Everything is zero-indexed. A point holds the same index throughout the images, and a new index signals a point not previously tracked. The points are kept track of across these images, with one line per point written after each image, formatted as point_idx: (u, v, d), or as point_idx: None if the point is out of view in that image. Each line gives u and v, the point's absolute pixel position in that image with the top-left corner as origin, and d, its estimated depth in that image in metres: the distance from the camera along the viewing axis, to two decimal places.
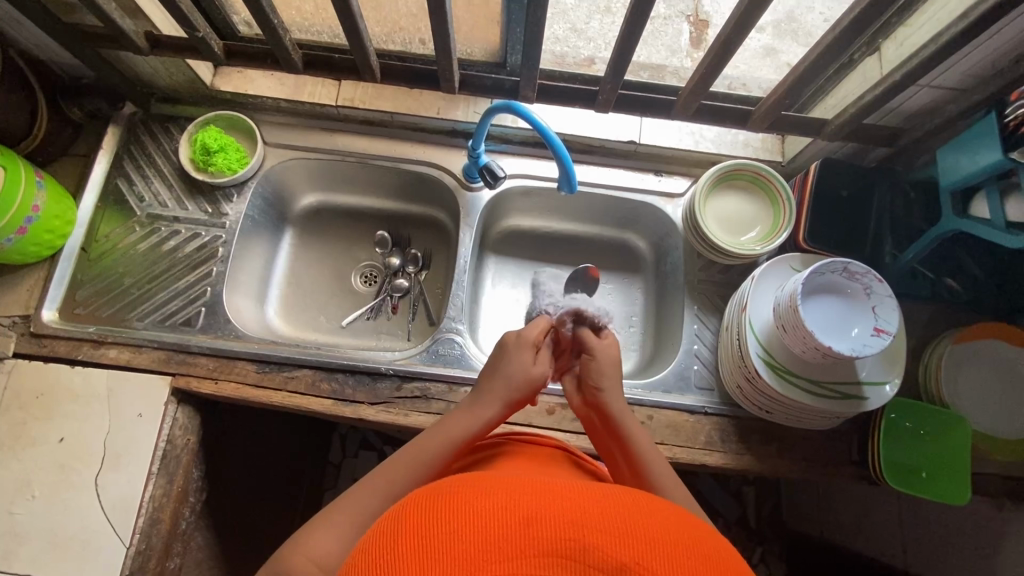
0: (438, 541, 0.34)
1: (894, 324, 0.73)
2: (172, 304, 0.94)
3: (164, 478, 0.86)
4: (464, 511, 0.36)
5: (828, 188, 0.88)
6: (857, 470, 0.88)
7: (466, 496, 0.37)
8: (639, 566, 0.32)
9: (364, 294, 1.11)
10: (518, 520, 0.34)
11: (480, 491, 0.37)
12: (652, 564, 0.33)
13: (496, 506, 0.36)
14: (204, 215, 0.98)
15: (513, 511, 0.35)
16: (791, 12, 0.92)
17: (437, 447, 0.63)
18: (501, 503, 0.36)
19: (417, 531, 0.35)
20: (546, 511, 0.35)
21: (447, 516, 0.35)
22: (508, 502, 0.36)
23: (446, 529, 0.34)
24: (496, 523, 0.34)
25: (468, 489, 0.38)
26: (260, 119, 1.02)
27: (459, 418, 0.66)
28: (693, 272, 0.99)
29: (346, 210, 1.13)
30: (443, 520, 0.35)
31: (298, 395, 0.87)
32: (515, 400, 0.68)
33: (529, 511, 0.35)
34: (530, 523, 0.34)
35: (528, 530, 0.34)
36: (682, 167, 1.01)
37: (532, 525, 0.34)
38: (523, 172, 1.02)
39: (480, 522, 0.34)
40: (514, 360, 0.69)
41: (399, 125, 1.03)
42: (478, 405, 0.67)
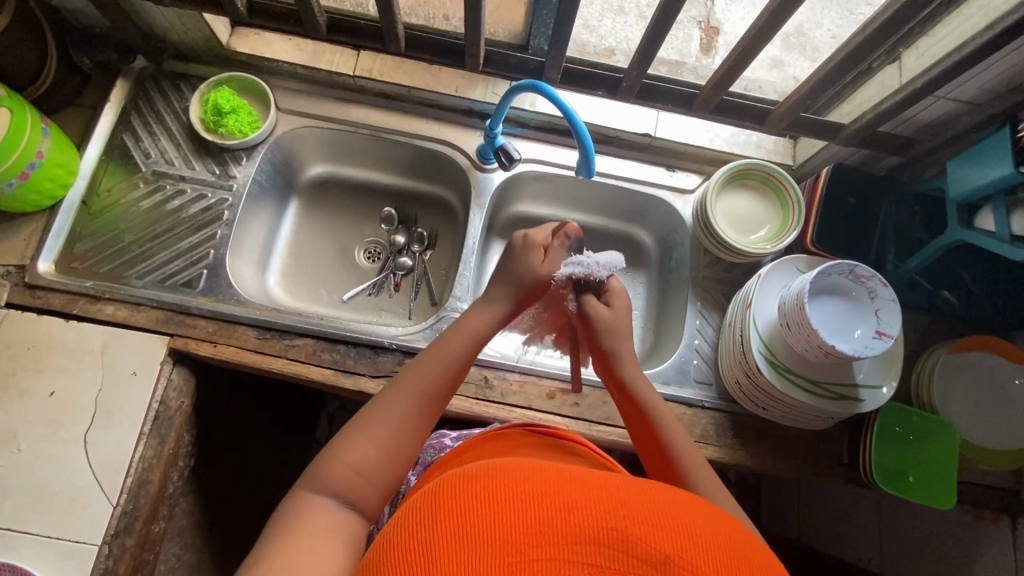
0: (486, 519, 0.38)
1: (896, 328, 0.75)
2: (174, 264, 0.92)
3: (156, 439, 0.84)
4: (508, 494, 0.39)
5: (837, 194, 0.90)
6: (846, 472, 0.90)
7: (508, 478, 0.41)
8: (675, 555, 0.36)
9: (367, 269, 1.10)
10: (560, 508, 0.38)
11: (523, 477, 0.41)
12: (687, 552, 0.37)
13: (538, 491, 0.39)
14: (211, 176, 0.97)
15: (554, 498, 0.39)
16: (801, 26, 0.91)
17: (458, 346, 0.66)
18: (541, 490, 0.40)
19: (467, 514, 0.38)
20: (586, 503, 0.39)
21: (492, 496, 0.39)
22: (548, 489, 0.40)
23: (493, 509, 0.38)
24: (539, 508, 0.38)
25: (511, 476, 0.41)
26: (274, 83, 1.01)
27: (476, 315, 0.70)
28: (698, 268, 1.00)
29: (354, 184, 1.12)
30: (487, 499, 0.39)
31: (298, 363, 0.86)
32: (524, 296, 0.72)
33: (569, 500, 0.39)
34: (570, 511, 0.38)
35: (571, 517, 0.37)
36: (695, 164, 1.02)
37: (574, 514, 0.38)
38: (537, 157, 1.02)
39: (524, 505, 0.38)
40: (521, 261, 0.72)
41: (415, 101, 1.01)
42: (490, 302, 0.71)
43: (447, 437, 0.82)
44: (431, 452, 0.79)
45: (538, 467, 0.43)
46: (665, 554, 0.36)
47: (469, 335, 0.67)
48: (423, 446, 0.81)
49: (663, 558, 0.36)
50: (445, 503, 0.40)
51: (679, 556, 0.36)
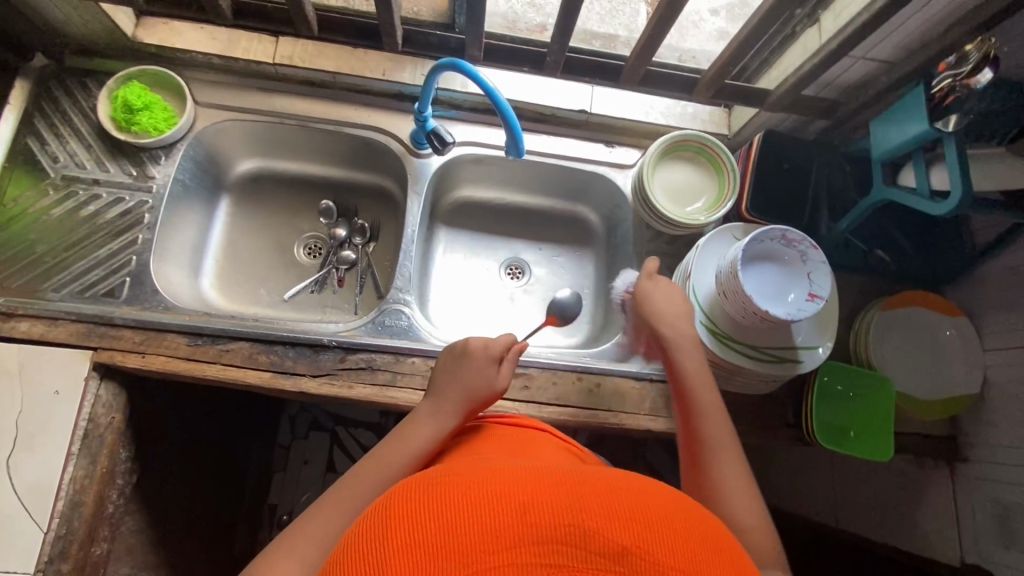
0: (438, 530, 0.36)
1: (827, 289, 0.76)
2: (93, 274, 0.87)
3: (87, 459, 0.80)
4: (462, 500, 0.38)
5: (770, 160, 0.90)
6: (792, 433, 0.92)
7: (461, 486, 0.39)
8: (635, 548, 0.35)
9: (308, 266, 1.07)
10: (515, 509, 0.36)
11: (477, 482, 0.39)
12: (647, 545, 0.36)
13: (491, 495, 0.38)
14: (128, 178, 0.91)
15: (508, 500, 0.37)
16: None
17: (399, 460, 0.65)
18: (496, 492, 0.38)
19: (415, 528, 0.36)
20: (541, 500, 0.37)
21: (443, 503, 0.38)
22: (502, 490, 0.38)
23: (443, 516, 0.37)
24: (492, 512, 0.36)
25: (465, 482, 0.39)
26: (190, 76, 0.95)
27: (420, 427, 0.68)
28: (641, 243, 1.00)
29: (288, 178, 1.08)
30: (439, 508, 0.37)
31: (234, 368, 0.83)
32: (469, 407, 0.70)
33: (524, 500, 0.37)
34: (526, 512, 0.36)
35: (526, 519, 0.36)
36: (634, 139, 1.01)
37: (530, 514, 0.36)
38: (473, 139, 1.00)
39: (481, 510, 0.37)
40: (473, 367, 0.73)
41: (343, 87, 0.97)
42: (441, 410, 0.69)
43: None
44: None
45: (490, 472, 0.41)
46: (621, 545, 0.35)
47: (410, 450, 0.65)
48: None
49: (620, 549, 0.35)
50: (393, 516, 0.38)
51: (638, 546, 0.35)
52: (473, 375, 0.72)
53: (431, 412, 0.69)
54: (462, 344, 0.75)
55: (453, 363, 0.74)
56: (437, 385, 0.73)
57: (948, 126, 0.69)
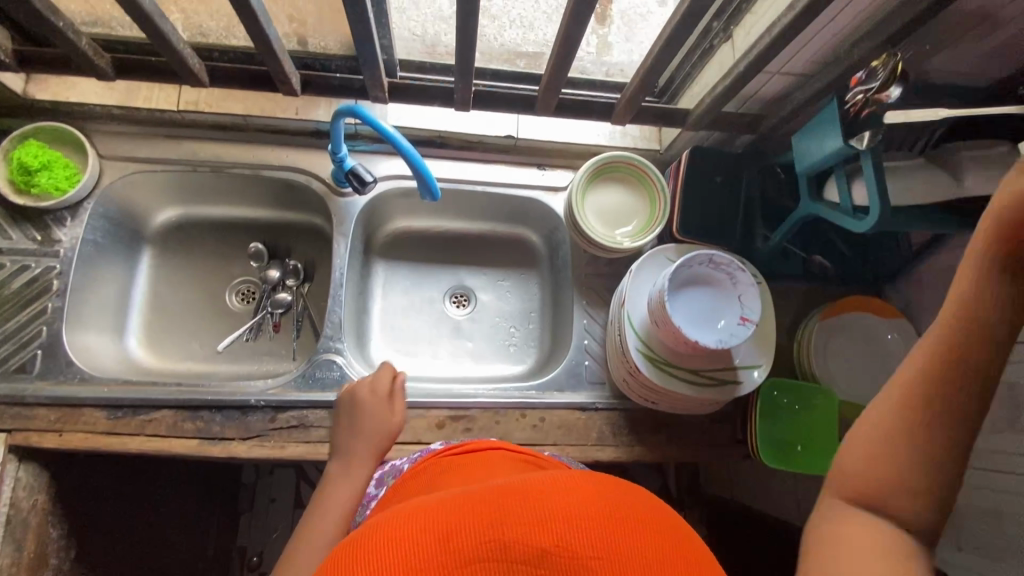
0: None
1: (757, 312, 0.74)
2: (2, 350, 0.82)
3: (10, 546, 0.78)
4: (389, 543, 0.38)
5: (700, 174, 0.88)
6: (743, 450, 0.91)
7: (387, 529, 0.40)
8: (557, 546, 0.36)
9: (242, 313, 1.03)
10: (436, 538, 0.37)
11: (400, 521, 0.40)
12: (568, 538, 0.37)
13: (414, 530, 0.38)
14: (32, 244, 0.86)
15: (432, 530, 0.38)
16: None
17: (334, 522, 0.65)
18: (418, 525, 0.39)
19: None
20: (461, 522, 0.38)
21: (370, 548, 0.38)
22: (424, 524, 0.39)
23: (368, 562, 0.37)
24: (416, 546, 0.37)
25: (389, 524, 0.40)
26: (92, 129, 0.90)
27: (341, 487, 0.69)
28: (580, 267, 0.97)
29: (214, 223, 1.04)
30: (367, 556, 0.38)
31: (158, 438, 0.80)
32: (383, 447, 0.74)
33: (446, 527, 0.38)
34: (448, 538, 0.37)
35: (448, 544, 0.37)
36: (565, 160, 0.98)
37: (450, 539, 0.37)
38: (398, 173, 0.97)
39: (405, 546, 0.37)
40: (369, 415, 0.77)
41: (255, 128, 0.93)
42: (354, 467, 0.72)
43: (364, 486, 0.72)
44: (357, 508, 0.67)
45: (420, 504, 0.43)
46: (542, 546, 0.36)
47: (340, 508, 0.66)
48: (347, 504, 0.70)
49: (540, 551, 0.36)
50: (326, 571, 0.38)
51: (558, 545, 0.36)
52: (375, 424, 0.75)
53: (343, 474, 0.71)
54: (354, 402, 0.78)
55: (350, 420, 0.76)
56: (342, 447, 0.74)
57: (862, 143, 0.67)
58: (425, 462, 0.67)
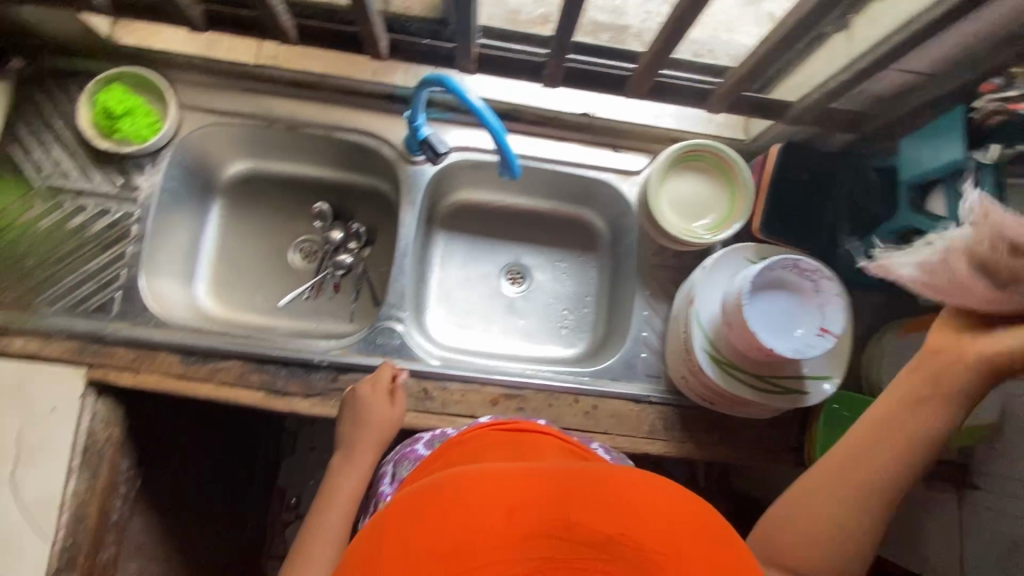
0: (435, 529, 0.40)
1: (839, 324, 0.72)
2: (84, 289, 0.86)
3: (87, 473, 0.82)
4: (462, 501, 0.41)
5: (789, 171, 0.83)
6: (795, 458, 0.90)
7: (461, 487, 0.43)
8: (620, 535, 0.39)
9: (303, 271, 1.05)
10: (505, 507, 0.40)
11: (466, 483, 0.43)
12: (631, 530, 0.39)
13: (486, 496, 0.41)
14: (113, 188, 0.88)
15: (503, 499, 0.41)
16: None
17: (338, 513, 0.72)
18: (486, 492, 0.42)
19: (415, 525, 0.41)
20: (528, 497, 0.41)
21: (439, 505, 0.41)
22: (497, 492, 0.42)
23: (442, 524, 0.40)
24: (489, 510, 0.40)
25: (455, 484, 0.43)
26: (172, 77, 0.91)
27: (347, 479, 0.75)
28: (646, 256, 0.95)
29: (281, 180, 1.05)
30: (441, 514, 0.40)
31: (226, 387, 0.83)
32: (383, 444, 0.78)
33: (515, 497, 0.41)
34: (516, 509, 0.40)
35: (515, 514, 0.40)
36: (642, 143, 0.94)
37: (518, 510, 0.40)
38: (470, 144, 0.95)
39: (475, 509, 0.40)
40: (370, 410, 0.78)
41: (331, 88, 0.92)
42: (354, 460, 0.77)
43: (419, 444, 0.76)
44: (406, 466, 0.72)
45: (484, 471, 0.45)
46: (608, 533, 0.39)
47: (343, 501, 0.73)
48: (398, 459, 0.75)
49: (604, 537, 0.39)
50: (402, 519, 0.41)
51: (621, 533, 0.39)
52: (375, 426, 0.77)
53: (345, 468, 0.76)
54: (356, 398, 0.79)
55: (352, 417, 0.79)
56: (344, 443, 0.78)
57: (987, 155, 0.62)
58: (479, 429, 0.68)
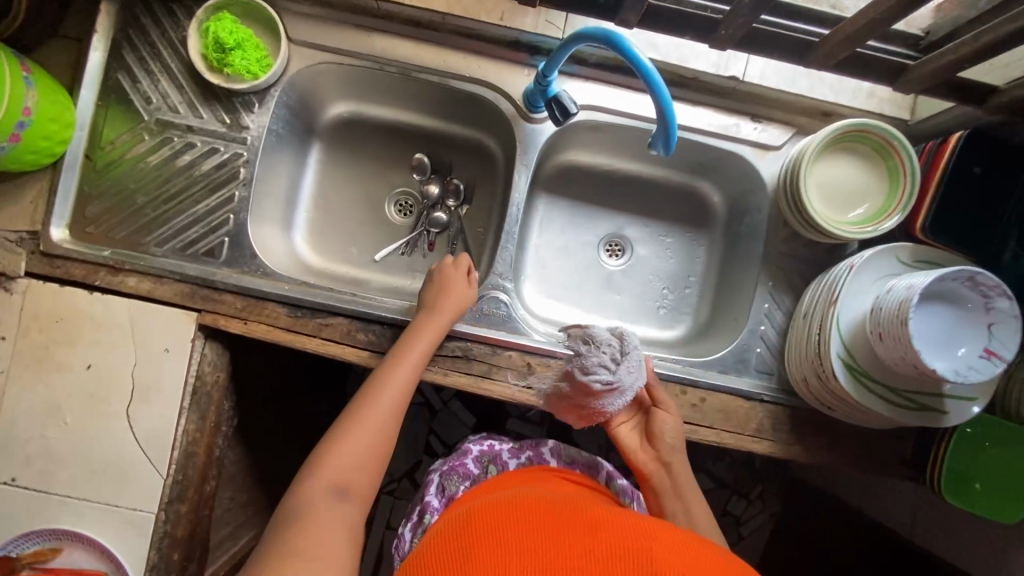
0: (525, 535, 0.47)
1: (1011, 348, 0.65)
2: (193, 231, 0.84)
3: (197, 413, 0.83)
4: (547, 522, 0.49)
5: (963, 165, 0.74)
6: (906, 471, 0.86)
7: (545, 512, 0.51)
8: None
9: (399, 225, 1.01)
10: (585, 530, 0.48)
11: (550, 510, 0.51)
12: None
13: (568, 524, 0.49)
14: (221, 127, 0.85)
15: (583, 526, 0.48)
16: None
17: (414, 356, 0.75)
18: (569, 520, 0.49)
19: (504, 529, 0.48)
20: (605, 527, 0.48)
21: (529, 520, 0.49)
22: (575, 519, 0.49)
23: (529, 529, 0.48)
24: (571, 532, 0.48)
25: (539, 509, 0.51)
26: (284, 8, 0.84)
27: (420, 332, 0.77)
28: (774, 244, 0.88)
29: (381, 126, 0.99)
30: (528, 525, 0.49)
31: (333, 343, 0.82)
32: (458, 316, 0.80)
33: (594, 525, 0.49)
34: (594, 531, 0.47)
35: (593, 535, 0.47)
36: (787, 116, 0.84)
37: (595, 532, 0.47)
38: (594, 103, 0.86)
39: (559, 529, 0.48)
40: (453, 284, 0.81)
41: (450, 31, 0.85)
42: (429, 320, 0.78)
43: (469, 458, 0.78)
44: (455, 481, 0.75)
45: (562, 506, 0.53)
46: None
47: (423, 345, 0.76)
48: (445, 470, 0.76)
49: None
50: (492, 523, 0.50)
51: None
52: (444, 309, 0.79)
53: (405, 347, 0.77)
54: (433, 280, 0.82)
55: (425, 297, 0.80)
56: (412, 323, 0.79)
57: None
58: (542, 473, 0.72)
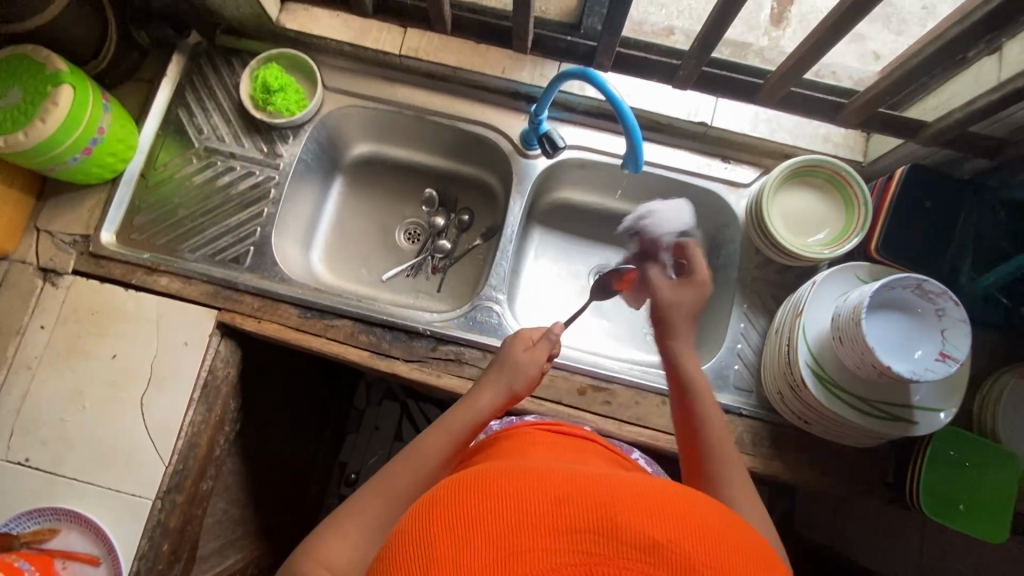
0: (481, 516, 0.37)
1: (963, 351, 0.69)
2: (223, 240, 0.95)
3: (204, 406, 0.88)
4: (497, 492, 0.38)
5: (911, 198, 0.82)
6: (890, 493, 0.86)
7: (502, 477, 0.39)
8: (670, 543, 0.35)
9: (407, 251, 1.10)
10: (550, 501, 0.37)
11: (513, 479, 0.39)
12: (680, 543, 0.35)
13: (527, 486, 0.38)
14: (259, 154, 0.98)
15: (544, 492, 0.37)
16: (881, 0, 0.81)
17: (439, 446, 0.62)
18: (532, 486, 0.38)
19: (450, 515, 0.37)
20: (576, 495, 0.37)
21: (478, 503, 0.37)
22: (538, 483, 0.38)
23: (484, 510, 0.37)
24: (528, 499, 0.37)
25: (488, 483, 0.39)
26: (322, 61, 1.01)
27: (459, 413, 0.66)
28: (747, 269, 0.95)
29: (396, 165, 1.12)
30: (483, 497, 0.38)
31: (336, 343, 0.89)
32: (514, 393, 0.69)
33: (558, 492, 0.37)
34: (561, 503, 0.37)
35: (560, 509, 0.36)
36: (752, 157, 0.95)
37: (563, 506, 0.36)
38: (583, 143, 0.99)
39: (520, 503, 0.37)
40: (511, 355, 0.71)
41: (460, 82, 1.00)
42: (479, 394, 0.68)
43: None
44: None
45: (522, 471, 0.40)
46: (651, 537, 0.35)
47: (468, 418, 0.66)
48: None
49: (650, 542, 0.34)
50: (438, 509, 0.38)
51: (667, 541, 0.35)
52: (514, 371, 0.70)
53: (467, 404, 0.67)
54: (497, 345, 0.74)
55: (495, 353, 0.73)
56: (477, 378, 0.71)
57: None
58: (524, 428, 0.71)
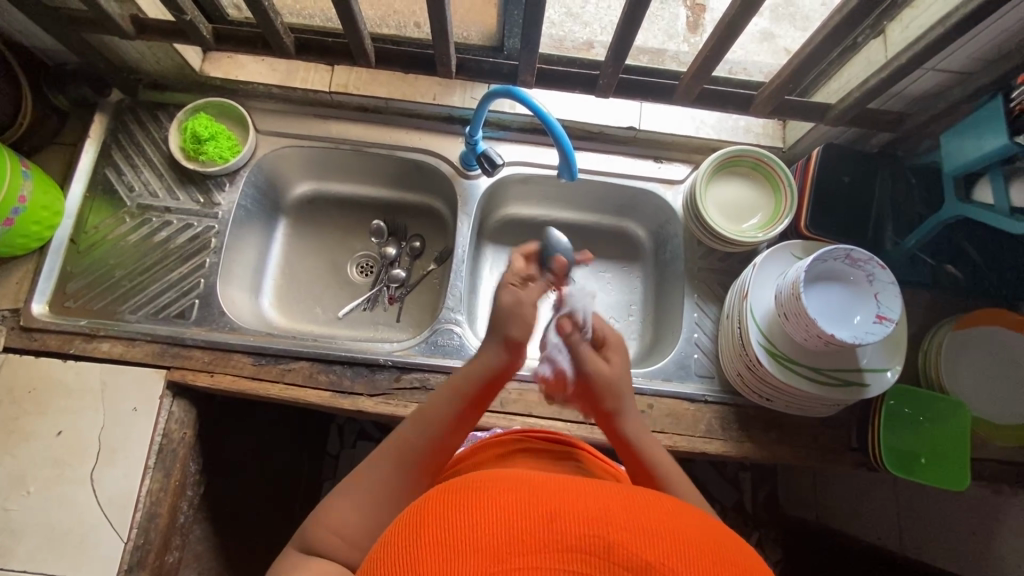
0: (466, 530, 0.34)
1: (896, 311, 0.74)
2: (165, 296, 0.92)
3: (161, 472, 0.84)
4: (485, 510, 0.35)
5: (830, 175, 0.87)
6: (856, 457, 0.88)
7: (489, 491, 0.37)
8: (661, 564, 0.33)
9: (361, 284, 1.09)
10: (539, 516, 0.34)
11: (500, 490, 0.37)
12: (673, 562, 0.33)
13: (518, 500, 0.36)
14: (196, 205, 0.97)
15: (533, 508, 0.35)
16: None
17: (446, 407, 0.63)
18: (521, 499, 0.36)
19: (434, 533, 0.35)
20: (566, 506, 0.35)
21: (463, 516, 0.35)
22: (525, 497, 0.36)
23: (470, 526, 0.34)
24: (518, 514, 0.35)
25: (475, 495, 0.37)
26: (252, 106, 1.01)
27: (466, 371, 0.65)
28: (693, 261, 0.98)
29: (340, 200, 1.12)
30: (469, 513, 0.35)
31: (296, 386, 0.87)
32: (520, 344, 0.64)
33: (549, 507, 0.35)
34: (551, 519, 0.34)
35: (550, 525, 0.34)
36: (683, 154, 1.00)
37: (553, 521, 0.34)
38: (521, 159, 1.01)
39: (506, 517, 0.35)
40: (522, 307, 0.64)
41: (394, 112, 1.02)
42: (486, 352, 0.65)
43: None
44: None
45: (511, 479, 0.39)
46: (645, 558, 0.33)
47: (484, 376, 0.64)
48: None
49: (642, 563, 0.32)
50: (421, 526, 0.36)
51: (661, 560, 0.33)
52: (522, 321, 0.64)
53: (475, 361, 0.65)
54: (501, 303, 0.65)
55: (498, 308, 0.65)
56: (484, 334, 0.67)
57: None
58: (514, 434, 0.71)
